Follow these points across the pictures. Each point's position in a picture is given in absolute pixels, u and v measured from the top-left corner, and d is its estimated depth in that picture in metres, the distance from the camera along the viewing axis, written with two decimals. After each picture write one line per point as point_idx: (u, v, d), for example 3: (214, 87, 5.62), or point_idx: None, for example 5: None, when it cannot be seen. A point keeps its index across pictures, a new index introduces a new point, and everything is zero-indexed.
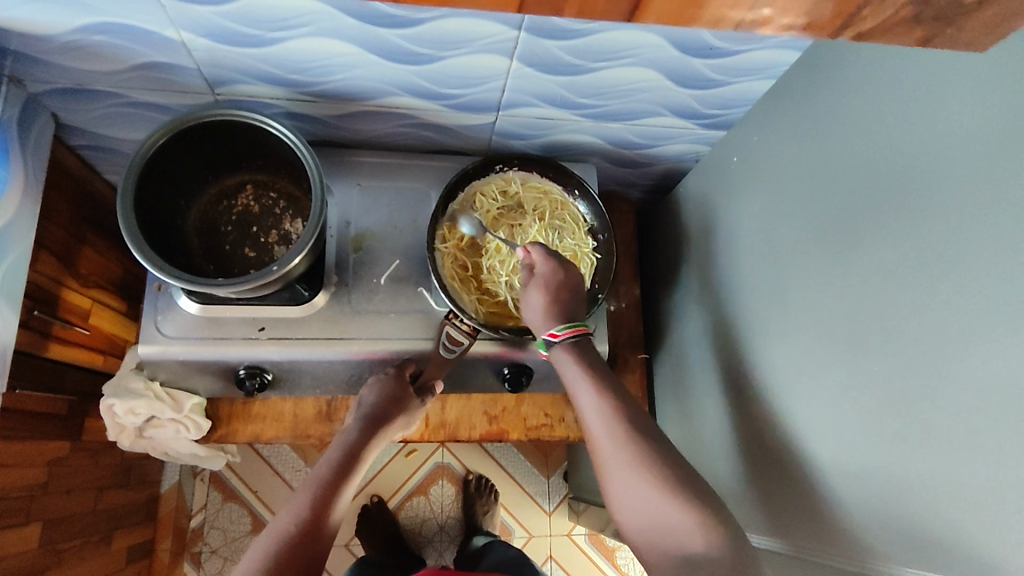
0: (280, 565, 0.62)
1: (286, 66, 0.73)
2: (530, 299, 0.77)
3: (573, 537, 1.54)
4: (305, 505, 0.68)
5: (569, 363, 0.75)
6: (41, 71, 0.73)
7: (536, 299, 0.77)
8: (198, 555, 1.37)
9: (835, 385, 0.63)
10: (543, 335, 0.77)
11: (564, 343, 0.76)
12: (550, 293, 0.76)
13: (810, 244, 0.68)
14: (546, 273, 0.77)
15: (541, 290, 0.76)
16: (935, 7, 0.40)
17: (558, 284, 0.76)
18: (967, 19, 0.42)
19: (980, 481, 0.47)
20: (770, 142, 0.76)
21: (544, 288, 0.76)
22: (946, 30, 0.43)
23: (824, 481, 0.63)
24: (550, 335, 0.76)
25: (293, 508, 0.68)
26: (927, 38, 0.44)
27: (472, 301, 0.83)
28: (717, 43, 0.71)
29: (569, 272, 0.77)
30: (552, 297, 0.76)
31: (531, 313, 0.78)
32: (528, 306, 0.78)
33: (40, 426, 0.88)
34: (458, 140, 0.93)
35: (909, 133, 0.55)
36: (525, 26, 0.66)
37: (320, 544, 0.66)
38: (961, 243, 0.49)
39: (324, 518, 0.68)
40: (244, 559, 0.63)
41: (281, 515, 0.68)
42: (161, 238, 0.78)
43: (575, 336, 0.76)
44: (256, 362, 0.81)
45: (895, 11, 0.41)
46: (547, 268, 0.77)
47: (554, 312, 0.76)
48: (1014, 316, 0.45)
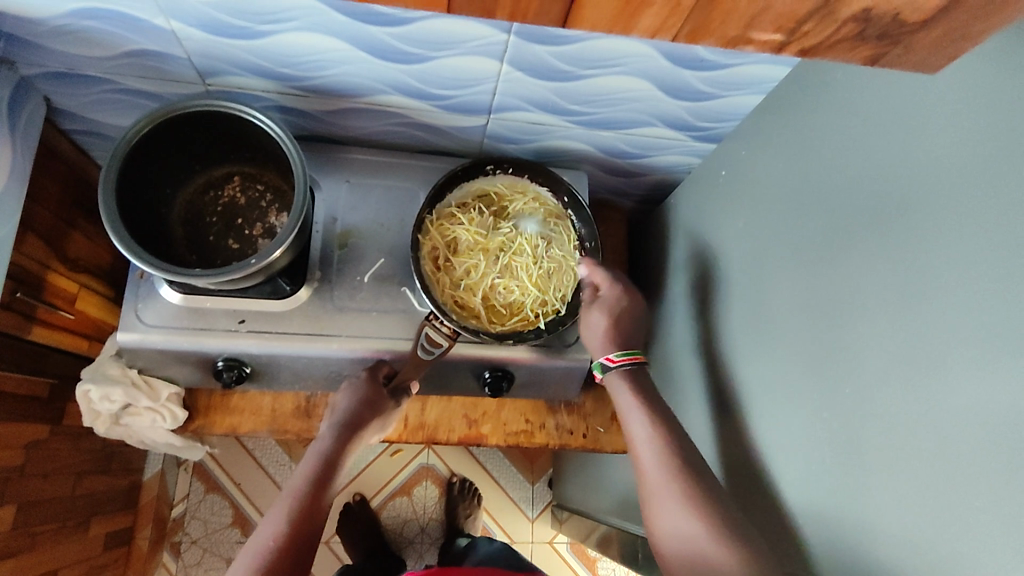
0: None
1: (276, 60, 0.73)
2: (593, 321, 0.82)
3: (554, 545, 1.53)
4: (282, 518, 0.67)
5: (620, 387, 0.78)
6: (33, 54, 0.73)
7: (597, 322, 0.82)
8: (178, 545, 1.37)
9: (810, 405, 0.62)
10: (601, 359, 0.81)
11: (619, 368, 0.79)
12: (611, 319, 0.82)
13: (792, 262, 0.67)
14: (610, 299, 0.84)
15: (603, 312, 0.82)
16: (876, 24, 0.40)
17: (620, 313, 0.83)
18: (941, 35, 0.41)
19: (945, 507, 0.46)
20: (758, 157, 0.75)
21: (609, 312, 0.83)
22: (895, 48, 0.43)
23: (796, 501, 0.62)
24: (607, 359, 0.80)
25: (270, 524, 0.67)
26: (874, 56, 0.44)
27: (450, 304, 0.82)
28: (707, 55, 0.70)
29: (631, 301, 0.85)
30: (612, 321, 0.82)
31: (592, 337, 0.83)
32: (588, 328, 0.83)
33: (20, 409, 0.88)
34: (449, 142, 0.93)
35: (893, 153, 0.55)
36: (514, 30, 0.66)
37: (301, 559, 0.65)
38: (936, 267, 0.49)
39: (305, 533, 0.67)
40: None
41: (259, 532, 0.66)
42: (143, 226, 0.78)
43: (632, 362, 0.80)
44: (234, 354, 0.81)
45: (836, 29, 0.41)
46: (612, 295, 0.84)
47: (614, 336, 0.82)
48: (984, 343, 0.44)
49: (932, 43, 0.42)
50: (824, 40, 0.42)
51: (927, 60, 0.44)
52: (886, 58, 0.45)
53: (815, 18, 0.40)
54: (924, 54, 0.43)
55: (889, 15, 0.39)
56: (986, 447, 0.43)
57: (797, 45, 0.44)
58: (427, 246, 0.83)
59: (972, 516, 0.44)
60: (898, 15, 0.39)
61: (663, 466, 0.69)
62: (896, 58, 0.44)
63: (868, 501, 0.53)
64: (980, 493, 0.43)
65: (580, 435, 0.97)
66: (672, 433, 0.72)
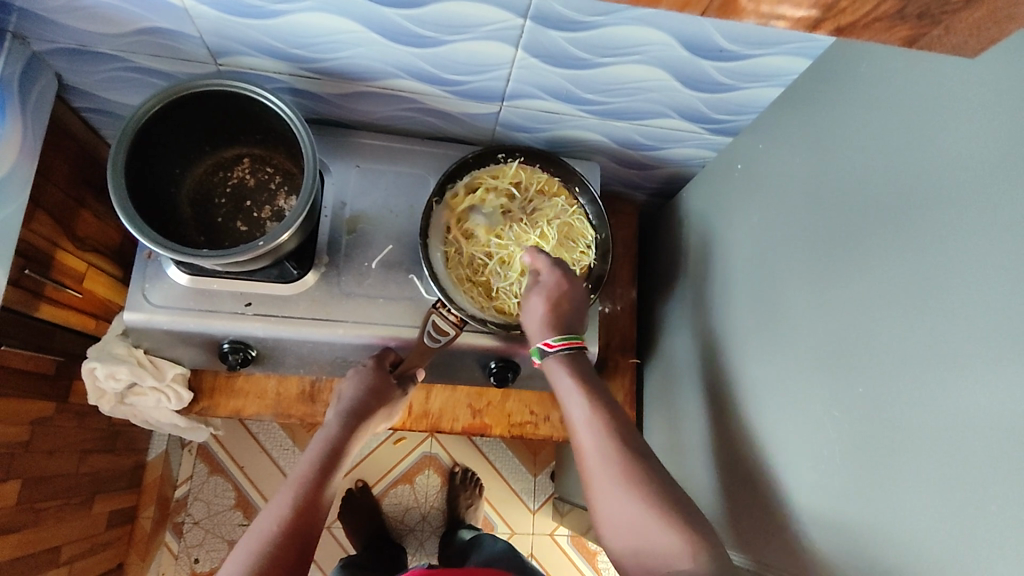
0: (264, 570, 0.60)
1: (289, 40, 0.73)
2: (530, 305, 0.77)
3: (555, 538, 1.53)
4: (286, 504, 0.66)
5: (561, 374, 0.76)
6: (47, 29, 0.72)
7: (536, 307, 0.77)
8: (180, 526, 1.38)
9: (818, 404, 0.61)
10: (538, 343, 0.77)
11: (557, 355, 0.76)
12: (551, 305, 0.76)
13: (805, 258, 0.66)
14: (551, 283, 0.77)
15: (542, 297, 0.76)
16: (918, 3, 0.39)
17: (561, 298, 0.77)
18: (973, 18, 0.40)
19: (953, 508, 0.45)
20: (775, 151, 0.74)
21: (547, 297, 0.76)
22: (942, 28, 0.41)
23: (801, 500, 0.62)
24: (545, 344, 0.77)
25: (275, 509, 0.66)
26: (913, 38, 0.43)
27: (487, 308, 0.81)
28: (728, 44, 0.69)
29: (573, 285, 0.78)
30: (553, 308, 0.76)
31: (529, 320, 0.77)
32: (526, 313, 0.78)
33: (25, 385, 0.89)
34: (461, 129, 0.91)
35: (916, 149, 0.53)
36: (531, 14, 0.65)
37: (305, 544, 0.65)
38: (955, 266, 0.48)
39: (309, 520, 0.66)
40: (225, 564, 0.62)
41: (262, 517, 0.66)
42: (152, 205, 0.77)
43: (570, 348, 0.77)
44: (240, 337, 0.81)
45: (874, 8, 0.40)
46: (552, 279, 0.77)
47: (552, 323, 0.76)
48: (1002, 342, 0.43)
49: (972, 28, 0.40)
50: (860, 20, 0.41)
51: (969, 46, 0.42)
52: (924, 40, 0.43)
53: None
54: (965, 37, 0.42)
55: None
56: (999, 449, 0.42)
57: (835, 25, 0.42)
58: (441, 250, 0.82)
59: (981, 519, 0.43)
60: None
61: (600, 454, 0.68)
62: (939, 40, 0.43)
63: (875, 501, 0.53)
64: (989, 495, 0.43)
65: None
66: (609, 423, 0.71)
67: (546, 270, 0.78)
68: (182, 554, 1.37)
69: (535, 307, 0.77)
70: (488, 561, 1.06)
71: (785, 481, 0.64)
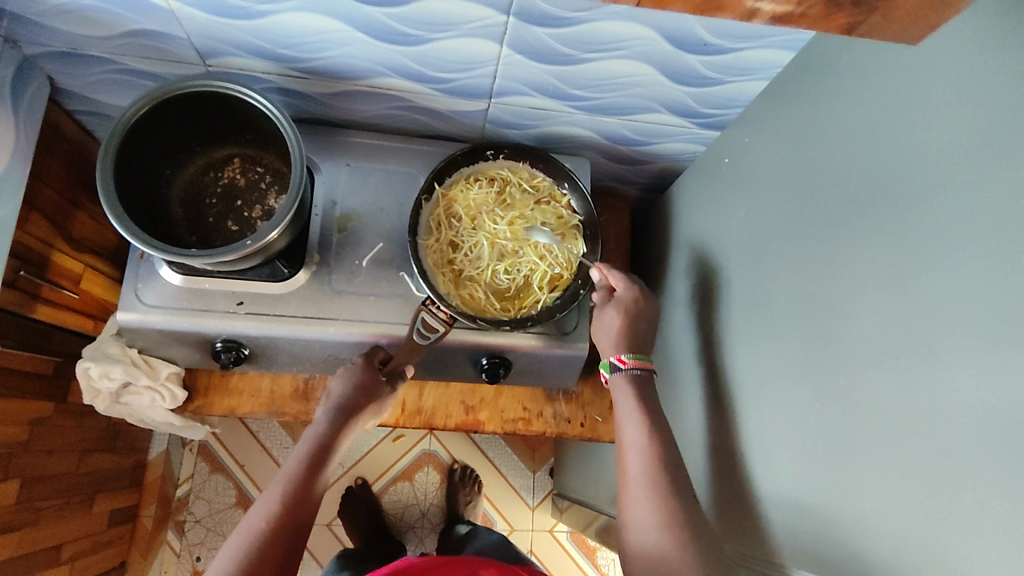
0: (250, 567, 0.61)
1: (276, 40, 0.73)
2: (607, 320, 0.82)
3: (555, 534, 1.53)
4: (275, 500, 0.67)
5: (623, 388, 0.78)
6: (36, 33, 0.73)
7: (611, 320, 0.82)
8: (182, 524, 1.39)
9: (804, 397, 0.61)
10: (611, 358, 0.81)
11: (628, 372, 0.79)
12: (627, 319, 0.81)
13: (789, 251, 0.66)
14: (626, 300, 0.82)
15: (619, 312, 0.81)
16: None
17: (636, 314, 0.82)
18: None
19: (934, 499, 0.45)
20: (762, 144, 0.74)
21: (623, 312, 0.81)
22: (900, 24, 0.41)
23: (786, 491, 0.62)
24: (617, 360, 0.80)
25: (263, 506, 0.67)
26: (852, 26, 0.44)
27: (469, 303, 0.81)
28: (711, 38, 0.69)
29: (648, 304, 0.83)
30: (628, 324, 0.81)
31: (604, 334, 0.82)
32: (601, 327, 0.82)
33: (24, 385, 0.90)
34: (450, 126, 0.92)
35: (897, 141, 0.53)
36: (514, 11, 0.65)
37: (295, 540, 0.66)
38: (934, 257, 0.48)
39: (296, 517, 0.67)
40: (213, 563, 0.63)
41: (252, 513, 0.67)
42: (142, 206, 0.78)
43: (640, 368, 0.79)
44: (232, 336, 0.81)
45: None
46: (628, 295, 0.83)
47: (626, 338, 0.80)
48: (982, 332, 0.43)
49: None
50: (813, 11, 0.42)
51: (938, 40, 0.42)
52: (862, 29, 0.44)
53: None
54: (908, 23, 0.43)
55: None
56: (977, 438, 0.42)
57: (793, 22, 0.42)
58: (430, 247, 0.82)
59: (959, 507, 0.43)
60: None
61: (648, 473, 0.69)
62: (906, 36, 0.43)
63: (858, 492, 0.53)
64: (970, 483, 0.43)
65: (577, 424, 0.97)
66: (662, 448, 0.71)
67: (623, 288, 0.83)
68: (184, 553, 1.38)
69: (611, 321, 0.81)
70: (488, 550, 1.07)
71: (775, 474, 0.64)
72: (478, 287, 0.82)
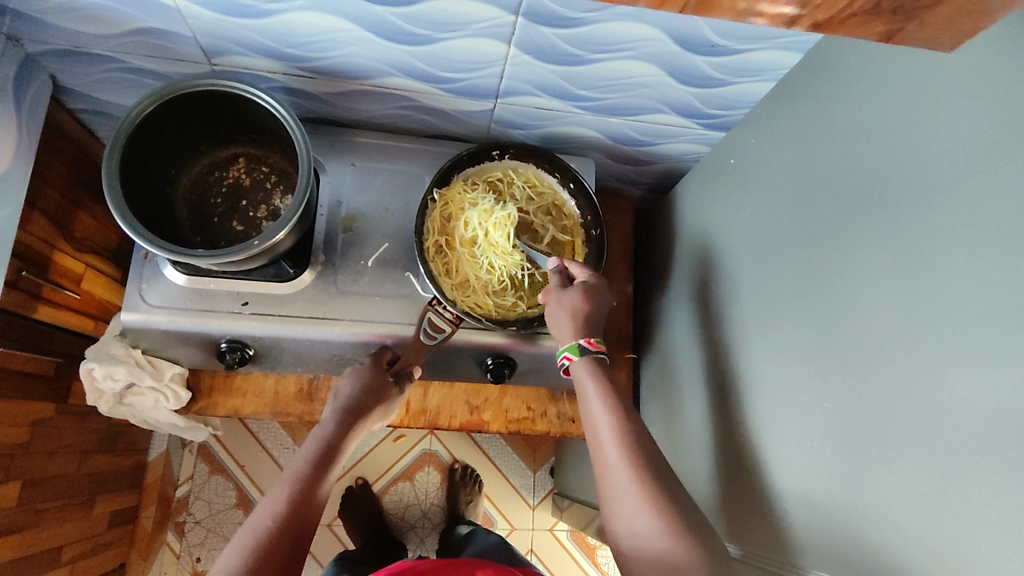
0: (256, 564, 0.61)
1: (282, 39, 0.73)
2: (569, 299, 0.77)
3: (555, 533, 1.53)
4: (282, 498, 0.67)
5: (587, 381, 0.74)
6: (39, 32, 0.72)
7: (572, 299, 0.77)
8: (181, 525, 1.38)
9: (813, 397, 0.61)
10: (578, 341, 0.76)
11: (594, 354, 0.76)
12: (593, 299, 0.78)
13: (797, 251, 0.66)
14: (594, 284, 0.79)
15: (586, 295, 0.78)
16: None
17: (595, 296, 0.79)
18: (955, 15, 0.40)
19: (942, 497, 0.46)
20: (768, 145, 0.74)
21: (585, 292, 0.78)
22: (911, 24, 0.41)
23: (791, 490, 0.62)
24: (585, 341, 0.76)
25: (270, 503, 0.67)
26: (888, 33, 0.43)
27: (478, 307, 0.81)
28: (719, 39, 0.69)
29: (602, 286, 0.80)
30: (589, 304, 0.78)
31: (561, 312, 0.77)
32: (558, 304, 0.77)
33: (24, 386, 0.89)
34: (455, 126, 0.92)
35: (904, 142, 0.54)
36: (523, 11, 0.65)
37: (302, 539, 0.65)
38: (943, 257, 0.48)
39: (303, 517, 0.67)
40: (218, 560, 0.62)
41: (258, 511, 0.67)
42: (147, 207, 0.78)
43: (600, 352, 0.77)
44: (237, 336, 0.81)
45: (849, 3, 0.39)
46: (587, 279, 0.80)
47: (588, 321, 0.77)
48: (994, 332, 0.43)
49: (958, 21, 0.40)
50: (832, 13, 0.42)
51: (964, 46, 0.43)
52: (898, 36, 0.43)
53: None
54: (939, 29, 0.42)
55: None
56: (989, 435, 0.43)
57: (815, 22, 0.42)
58: (436, 248, 0.82)
59: (971, 503, 0.44)
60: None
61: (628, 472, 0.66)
62: (922, 36, 0.43)
63: (866, 490, 0.53)
64: (982, 483, 0.43)
65: (581, 424, 0.97)
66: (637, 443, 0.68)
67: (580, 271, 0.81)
68: (184, 554, 1.37)
69: (575, 299, 0.77)
70: (501, 550, 1.05)
71: (780, 472, 0.65)
72: (486, 291, 0.82)
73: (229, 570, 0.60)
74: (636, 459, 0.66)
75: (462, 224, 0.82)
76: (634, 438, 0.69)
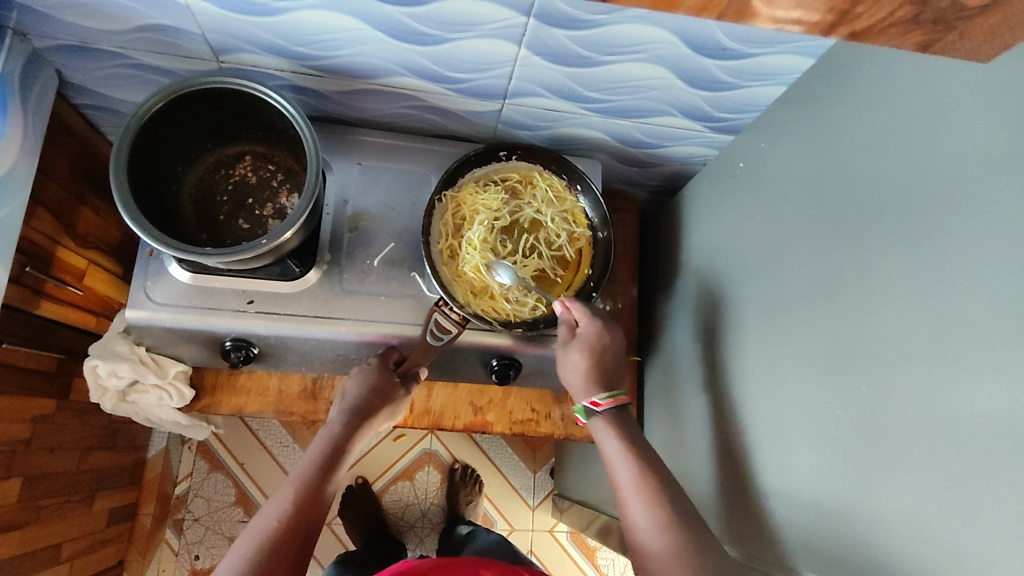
0: (260, 567, 0.60)
1: (291, 38, 0.73)
2: (571, 361, 0.80)
3: (554, 534, 1.53)
4: (288, 499, 0.67)
5: (603, 429, 0.77)
6: (47, 26, 0.72)
7: (575, 361, 0.80)
8: (180, 522, 1.38)
9: (819, 402, 0.61)
10: (583, 403, 0.79)
11: (604, 413, 0.78)
12: (592, 360, 0.79)
13: (806, 255, 0.66)
14: (591, 337, 0.80)
15: (583, 352, 0.79)
16: (935, 7, 0.38)
17: (600, 352, 0.80)
18: (971, 22, 0.39)
19: (949, 504, 0.46)
20: (777, 149, 0.74)
21: (587, 351, 0.79)
22: (952, 34, 0.41)
23: (798, 496, 0.62)
24: (590, 404, 0.79)
25: (276, 505, 0.67)
26: (926, 44, 0.43)
27: (481, 307, 0.81)
28: (730, 43, 0.69)
29: (612, 337, 0.81)
30: (593, 362, 0.79)
31: (571, 375, 0.81)
32: (567, 367, 0.81)
33: (26, 382, 0.88)
34: (462, 126, 0.92)
35: (915, 149, 0.54)
36: (534, 12, 0.65)
37: (307, 541, 0.65)
38: (953, 257, 0.48)
39: (309, 518, 0.66)
40: (224, 561, 0.62)
41: (263, 512, 0.66)
42: (153, 204, 0.77)
43: (616, 407, 0.78)
44: (242, 335, 0.81)
45: (891, 12, 0.39)
46: (590, 331, 0.80)
47: (595, 378, 0.79)
48: (1005, 341, 0.43)
49: (976, 28, 0.40)
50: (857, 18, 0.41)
51: (982, 51, 0.43)
52: (937, 46, 0.43)
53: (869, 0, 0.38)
54: (979, 42, 0.41)
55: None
56: (998, 444, 0.43)
57: (835, 27, 0.42)
58: (441, 248, 0.82)
59: (978, 511, 0.44)
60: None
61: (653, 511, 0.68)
62: (938, 42, 0.42)
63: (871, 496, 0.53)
64: (989, 492, 0.43)
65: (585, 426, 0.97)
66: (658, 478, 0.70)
67: (585, 323, 0.81)
68: (183, 551, 1.37)
69: (576, 361, 0.80)
70: (502, 549, 1.05)
71: (783, 477, 0.65)
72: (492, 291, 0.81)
73: (234, 572, 0.60)
74: (654, 505, 0.68)
75: (479, 223, 0.80)
76: (652, 483, 0.70)
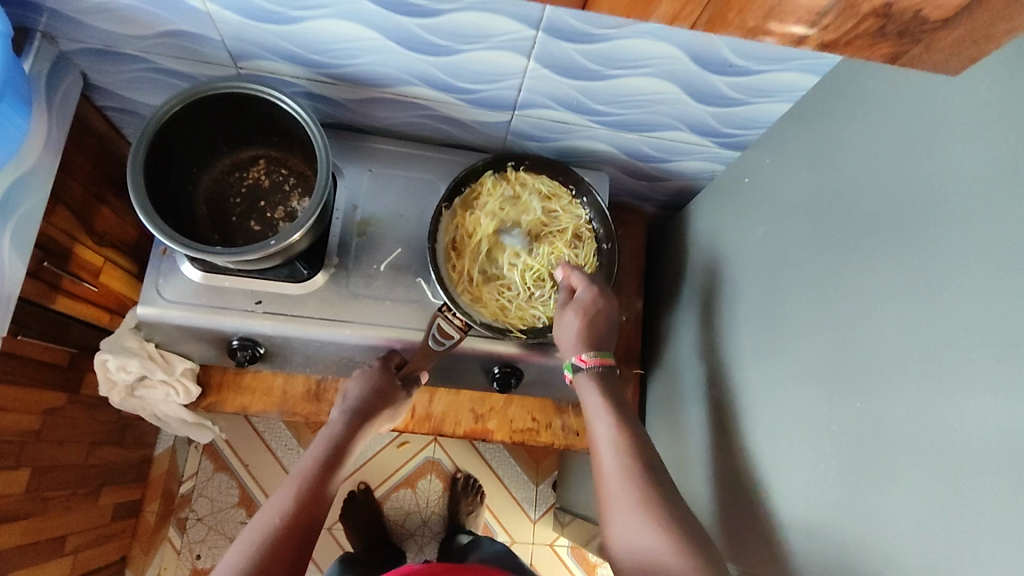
0: (263, 563, 0.61)
1: (308, 46, 0.75)
2: (565, 321, 0.78)
3: (555, 548, 1.53)
4: (289, 497, 0.68)
5: (591, 389, 0.77)
6: (73, 31, 0.75)
7: (570, 322, 0.78)
8: (184, 521, 1.39)
9: (818, 418, 0.61)
10: (572, 359, 0.79)
11: (591, 370, 0.78)
12: (588, 322, 0.78)
13: (807, 271, 0.66)
14: (586, 300, 0.79)
15: (577, 313, 0.78)
16: (899, 20, 0.39)
17: (596, 318, 0.78)
18: (946, 36, 0.40)
19: (938, 523, 0.46)
20: (782, 165, 0.74)
21: (582, 313, 0.78)
22: (917, 47, 0.42)
23: (797, 512, 0.62)
24: (578, 360, 0.78)
25: (277, 502, 0.67)
26: (895, 56, 0.43)
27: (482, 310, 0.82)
28: (736, 60, 0.70)
29: (608, 303, 0.80)
30: (588, 325, 0.78)
31: (562, 335, 0.79)
32: (560, 327, 0.79)
33: (39, 374, 0.90)
34: (471, 136, 0.93)
35: (914, 166, 0.54)
36: (543, 26, 0.66)
37: (307, 539, 0.65)
38: (951, 269, 0.48)
39: (308, 516, 0.67)
40: (226, 555, 0.63)
41: (265, 510, 0.67)
42: (169, 204, 0.80)
43: (603, 365, 0.79)
44: (249, 334, 0.82)
45: (859, 25, 0.40)
46: (588, 296, 0.79)
47: (587, 341, 0.78)
48: (999, 357, 0.43)
49: (958, 45, 0.41)
50: (845, 36, 0.41)
51: (950, 64, 0.43)
52: (905, 58, 0.43)
53: (835, 10, 0.39)
54: (966, 60, 0.42)
55: (910, 12, 0.38)
56: (993, 462, 0.42)
57: (822, 42, 0.43)
58: (446, 255, 0.83)
59: (972, 529, 0.43)
60: (921, 11, 0.38)
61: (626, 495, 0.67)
62: (919, 58, 0.43)
63: (869, 513, 0.53)
64: (983, 510, 0.43)
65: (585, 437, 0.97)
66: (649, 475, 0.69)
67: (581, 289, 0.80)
68: (185, 550, 1.38)
69: (571, 322, 0.78)
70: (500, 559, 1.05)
71: (783, 493, 0.64)
72: (493, 295, 0.83)
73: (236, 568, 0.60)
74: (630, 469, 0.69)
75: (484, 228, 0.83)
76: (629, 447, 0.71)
